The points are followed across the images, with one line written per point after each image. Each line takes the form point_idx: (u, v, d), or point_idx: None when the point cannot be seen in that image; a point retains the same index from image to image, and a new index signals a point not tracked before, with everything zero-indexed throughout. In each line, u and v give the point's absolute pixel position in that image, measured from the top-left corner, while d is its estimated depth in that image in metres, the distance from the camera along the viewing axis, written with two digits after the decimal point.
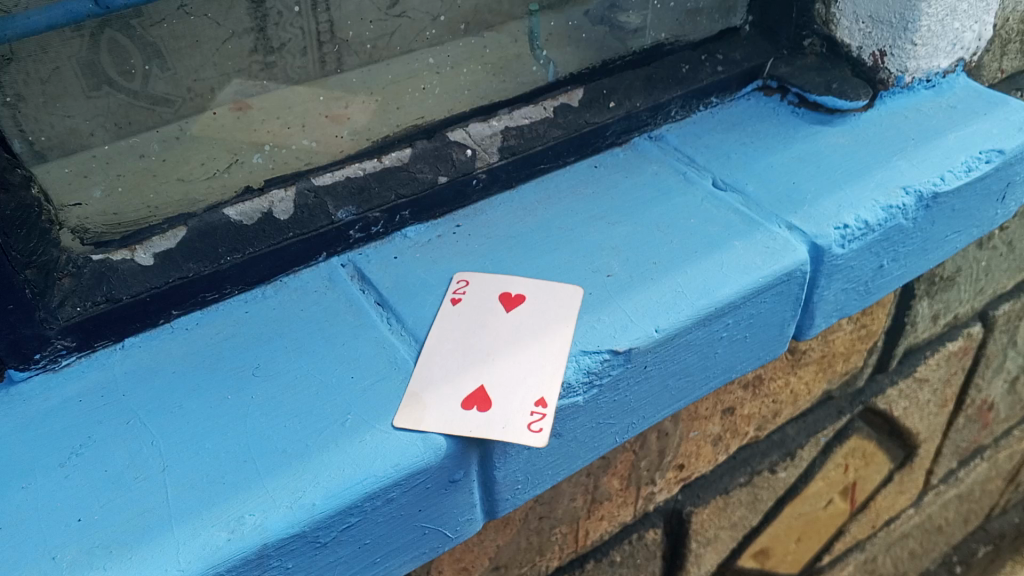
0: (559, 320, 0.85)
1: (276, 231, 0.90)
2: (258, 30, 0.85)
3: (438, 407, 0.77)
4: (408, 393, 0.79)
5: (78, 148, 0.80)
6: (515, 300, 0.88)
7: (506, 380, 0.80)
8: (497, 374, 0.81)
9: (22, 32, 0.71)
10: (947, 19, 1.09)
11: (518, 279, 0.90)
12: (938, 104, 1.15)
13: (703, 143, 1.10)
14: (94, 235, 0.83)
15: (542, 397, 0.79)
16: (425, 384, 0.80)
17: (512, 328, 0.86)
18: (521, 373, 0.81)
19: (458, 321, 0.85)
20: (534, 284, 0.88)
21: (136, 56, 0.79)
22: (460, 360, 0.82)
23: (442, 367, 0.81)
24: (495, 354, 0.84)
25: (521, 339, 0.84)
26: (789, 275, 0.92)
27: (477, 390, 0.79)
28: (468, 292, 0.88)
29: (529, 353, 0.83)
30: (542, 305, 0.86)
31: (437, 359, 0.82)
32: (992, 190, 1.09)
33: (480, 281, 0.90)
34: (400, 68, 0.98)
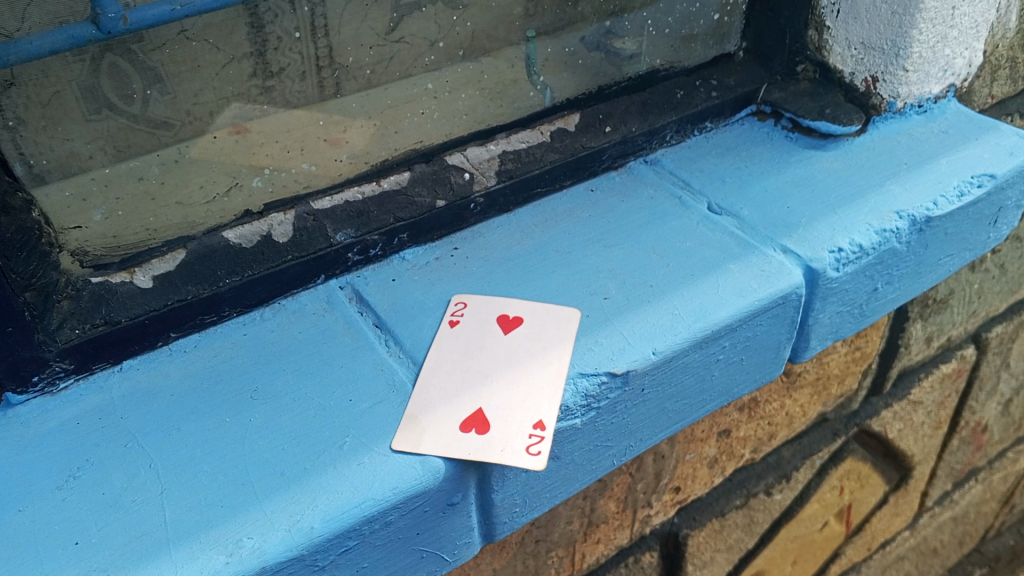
0: (557, 342, 0.85)
1: (275, 254, 0.90)
2: (257, 54, 0.85)
3: (436, 429, 0.77)
4: (406, 416, 0.79)
5: (78, 171, 0.80)
6: (512, 322, 0.88)
7: (505, 402, 0.81)
8: (497, 397, 0.81)
9: (25, 57, 0.72)
10: (938, 45, 1.11)
11: (515, 301, 0.91)
12: (929, 129, 1.16)
13: (698, 168, 1.11)
14: (93, 257, 0.83)
15: (540, 419, 0.79)
16: (424, 406, 0.80)
17: (511, 350, 0.86)
18: (521, 396, 0.81)
19: (456, 343, 0.86)
20: (532, 306, 0.89)
21: (136, 80, 0.79)
22: (459, 384, 0.83)
23: (439, 389, 0.82)
24: (493, 376, 0.84)
25: (519, 361, 0.85)
26: (784, 298, 0.93)
27: (474, 411, 0.80)
28: (466, 314, 0.89)
29: (527, 375, 0.83)
30: (540, 327, 0.87)
31: (435, 381, 0.83)
32: (984, 214, 1.10)
33: (478, 303, 0.90)
34: (398, 93, 0.97)
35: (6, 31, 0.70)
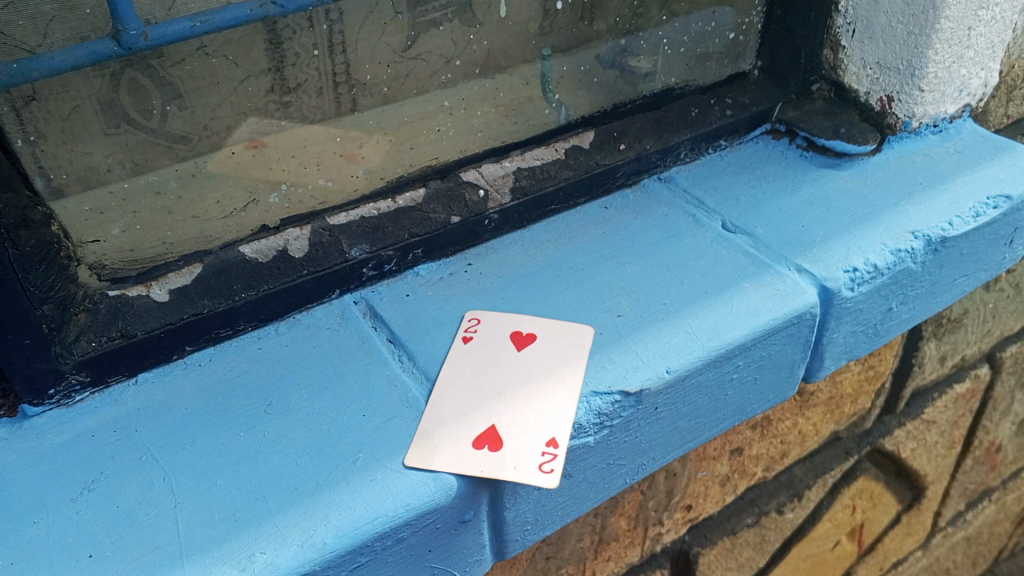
0: (571, 359, 0.85)
1: (290, 269, 0.91)
2: (275, 70, 0.86)
3: (448, 448, 0.77)
4: (419, 432, 0.79)
5: (97, 185, 0.81)
6: (526, 338, 0.88)
7: (518, 420, 0.81)
8: (511, 413, 0.82)
9: (46, 72, 0.72)
10: (954, 66, 1.11)
11: (528, 318, 0.91)
12: (945, 149, 1.16)
13: (712, 186, 1.11)
14: (110, 270, 0.84)
15: (553, 438, 0.79)
16: (436, 423, 0.80)
17: (525, 365, 0.86)
18: (536, 413, 0.81)
19: (469, 359, 0.86)
20: (545, 323, 0.89)
21: (155, 95, 0.80)
22: (473, 401, 0.83)
23: (452, 406, 0.82)
24: (507, 393, 0.84)
25: (531, 378, 0.85)
26: (799, 318, 0.93)
27: (487, 428, 0.80)
28: (480, 330, 0.89)
29: (539, 392, 0.83)
30: (553, 344, 0.87)
31: (448, 397, 0.83)
32: (1000, 235, 1.09)
33: (490, 319, 0.91)
34: (414, 109, 0.98)
35: (28, 47, 0.71)
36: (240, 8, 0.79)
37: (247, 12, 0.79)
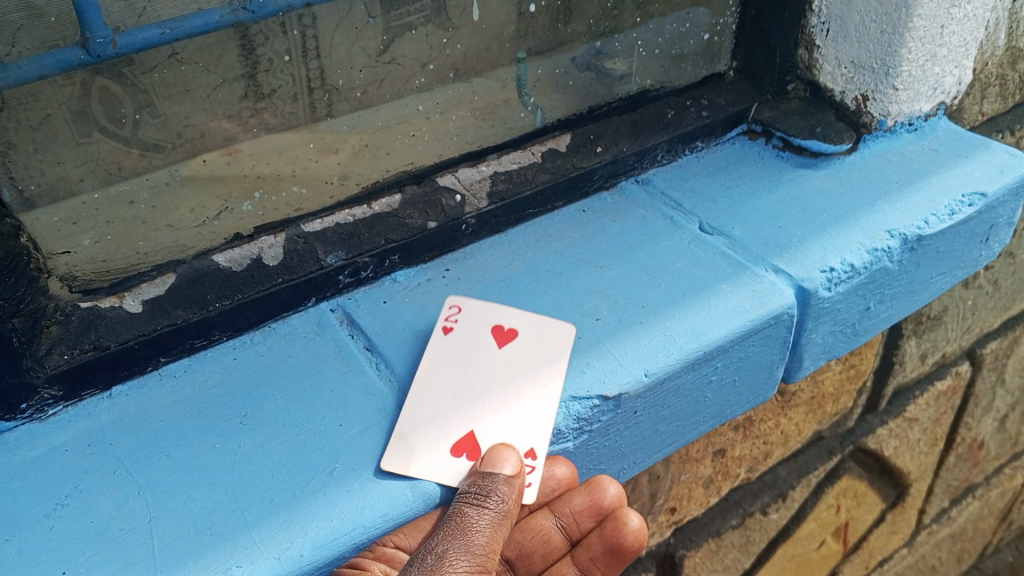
0: (552, 363, 0.84)
1: (264, 277, 0.90)
2: (249, 76, 0.85)
3: (427, 454, 0.78)
4: (396, 434, 0.79)
5: (68, 195, 0.80)
6: (508, 334, 0.87)
7: (498, 424, 0.81)
8: (489, 417, 0.82)
9: (15, 82, 0.72)
10: (928, 64, 1.12)
11: (512, 310, 0.88)
12: (920, 147, 1.16)
13: (689, 187, 1.11)
14: (82, 282, 0.83)
15: (531, 448, 0.79)
16: (413, 425, 0.80)
17: (506, 363, 0.85)
18: (516, 417, 0.81)
19: (449, 355, 0.85)
20: (529, 319, 0.87)
21: (127, 104, 0.79)
22: (453, 403, 0.83)
23: (431, 406, 0.81)
24: (485, 394, 0.84)
25: (511, 378, 0.84)
26: (777, 318, 0.93)
27: (466, 434, 0.81)
28: (461, 322, 0.87)
29: (520, 395, 0.83)
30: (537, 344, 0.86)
31: (427, 394, 0.82)
32: (976, 232, 1.10)
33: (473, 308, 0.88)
34: (389, 115, 0.97)
35: None
36: (211, 13, 0.78)
37: (217, 18, 0.79)
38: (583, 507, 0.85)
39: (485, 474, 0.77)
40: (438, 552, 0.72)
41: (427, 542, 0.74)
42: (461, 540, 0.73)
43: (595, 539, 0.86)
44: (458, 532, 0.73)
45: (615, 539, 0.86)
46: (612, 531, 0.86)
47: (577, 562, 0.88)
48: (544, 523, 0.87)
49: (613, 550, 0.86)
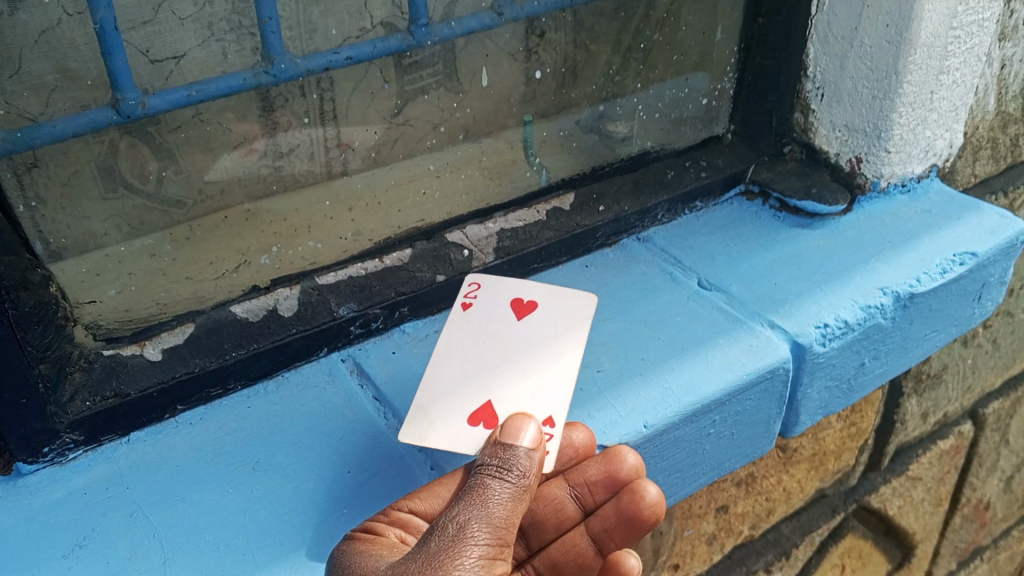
0: (568, 330, 0.91)
1: (280, 328, 0.93)
2: (269, 134, 0.94)
3: (442, 425, 0.82)
4: (416, 407, 0.84)
5: (93, 248, 0.87)
6: (526, 308, 0.93)
7: (516, 394, 0.84)
8: (507, 387, 0.85)
9: (47, 140, 0.78)
10: (919, 127, 1.17)
11: (529, 287, 0.95)
12: (912, 208, 1.20)
13: (689, 245, 1.14)
14: (105, 330, 0.87)
15: (549, 416, 0.81)
16: (432, 398, 0.85)
17: (523, 334, 0.90)
18: (532, 390, 0.84)
19: (468, 329, 0.91)
20: (545, 293, 0.93)
21: (152, 165, 0.88)
22: (471, 375, 0.87)
23: (451, 376, 0.87)
24: (504, 365, 0.87)
25: (530, 347, 0.89)
26: (772, 373, 0.96)
27: (483, 403, 0.83)
28: (479, 296, 0.94)
29: (538, 364, 0.87)
30: (552, 318, 0.92)
31: (448, 365, 0.88)
32: (967, 291, 1.13)
33: (490, 285, 0.96)
34: (401, 172, 1.04)
35: (30, 115, 0.78)
36: (233, 78, 0.85)
37: (240, 82, 0.85)
38: (599, 477, 0.82)
39: (503, 446, 0.72)
40: (458, 522, 0.67)
41: (444, 513, 0.68)
42: (481, 509, 0.68)
43: (609, 511, 0.82)
44: (478, 502, 0.68)
45: (629, 510, 0.80)
46: (626, 501, 0.80)
47: (592, 535, 0.84)
48: (558, 491, 0.85)
49: (627, 522, 0.81)
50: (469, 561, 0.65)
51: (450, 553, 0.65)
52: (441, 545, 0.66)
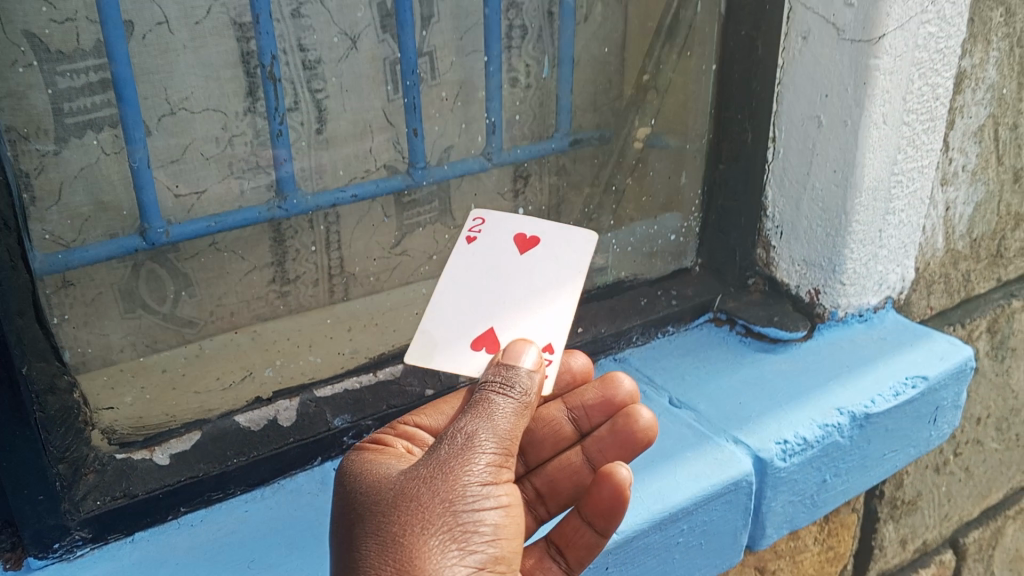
0: (569, 266, 0.94)
1: (278, 437, 1.01)
2: (277, 264, 1.14)
3: (448, 348, 0.89)
4: (422, 331, 0.91)
5: (111, 362, 1.05)
6: (528, 242, 0.96)
7: (517, 320, 0.89)
8: (509, 311, 0.90)
9: (84, 259, 0.99)
10: (870, 263, 1.28)
11: (533, 222, 0.98)
12: (869, 335, 1.30)
13: (661, 366, 1.24)
14: (119, 435, 0.96)
15: (549, 341, 0.87)
16: (436, 322, 0.91)
17: (525, 266, 0.94)
18: (534, 317, 0.89)
19: (471, 258, 0.95)
20: (549, 228, 0.96)
21: (171, 287, 1.07)
22: (476, 304, 0.91)
23: (454, 299, 0.92)
24: (505, 294, 0.91)
25: (532, 278, 0.92)
26: (736, 485, 1.03)
27: (487, 329, 0.88)
28: (483, 232, 0.98)
29: (538, 293, 0.91)
30: (555, 254, 0.95)
31: (452, 291, 0.92)
32: (921, 413, 1.21)
33: (495, 219, 0.99)
34: (398, 295, 1.23)
35: (65, 240, 1.03)
36: (251, 211, 1.08)
37: (257, 214, 1.08)
38: (596, 401, 0.94)
39: (506, 366, 0.78)
40: (467, 433, 0.73)
41: (454, 424, 0.74)
42: (487, 421, 0.74)
43: (605, 430, 0.91)
44: (485, 413, 0.74)
45: (624, 429, 0.90)
46: (622, 421, 0.90)
47: (586, 455, 0.93)
48: (557, 412, 0.95)
49: (623, 442, 0.90)
50: (476, 468, 0.71)
51: (459, 459, 0.71)
52: (451, 452, 0.72)
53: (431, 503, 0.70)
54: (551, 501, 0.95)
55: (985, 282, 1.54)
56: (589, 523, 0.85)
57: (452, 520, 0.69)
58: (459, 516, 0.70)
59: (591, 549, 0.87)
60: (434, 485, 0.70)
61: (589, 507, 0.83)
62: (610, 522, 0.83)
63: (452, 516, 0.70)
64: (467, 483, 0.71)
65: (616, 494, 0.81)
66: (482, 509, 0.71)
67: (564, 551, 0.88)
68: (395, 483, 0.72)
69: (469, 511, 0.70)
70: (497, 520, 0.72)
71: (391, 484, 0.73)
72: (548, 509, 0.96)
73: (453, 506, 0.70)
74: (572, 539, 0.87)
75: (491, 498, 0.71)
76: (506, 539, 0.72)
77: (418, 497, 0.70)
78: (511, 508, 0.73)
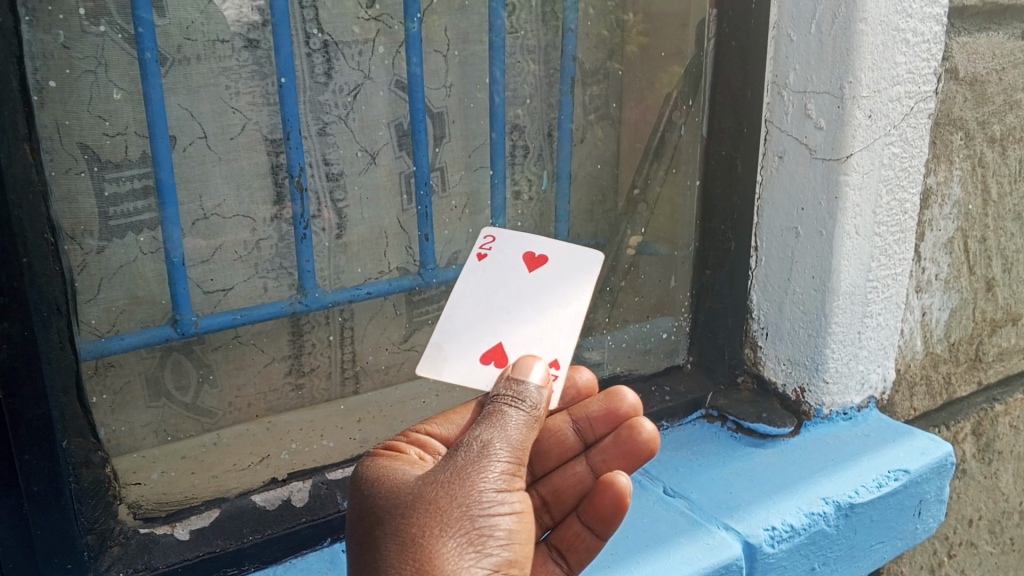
0: (576, 286, 0.95)
1: (291, 516, 1.06)
2: (294, 356, 1.25)
3: (455, 362, 0.91)
4: (432, 344, 0.93)
5: (132, 447, 1.13)
6: (537, 259, 0.96)
7: (525, 338, 0.91)
8: (518, 329, 0.91)
9: (122, 345, 1.07)
10: (852, 362, 1.36)
11: (542, 239, 0.97)
12: (854, 432, 1.36)
13: (656, 458, 1.30)
14: (144, 511, 1.02)
15: (555, 359, 0.90)
16: (447, 336, 0.93)
17: (534, 284, 0.94)
18: (542, 334, 0.92)
19: (481, 273, 0.95)
20: (558, 248, 0.96)
21: (194, 380, 1.18)
22: (485, 317, 0.93)
23: (464, 314, 0.93)
24: (513, 311, 0.92)
25: (541, 296, 0.93)
26: (727, 568, 1.07)
27: (494, 344, 0.91)
28: (493, 249, 0.97)
29: (546, 311, 0.93)
30: (563, 271, 0.95)
31: (461, 306, 0.94)
32: (905, 505, 1.26)
33: (505, 238, 0.97)
34: (406, 388, 1.34)
35: (99, 330, 1.12)
36: (274, 306, 1.15)
37: (280, 307, 1.16)
38: (600, 413, 0.98)
39: (516, 381, 0.83)
40: (482, 442, 0.77)
41: (469, 433, 0.79)
42: (500, 431, 0.78)
43: (609, 442, 0.96)
44: (498, 424, 0.79)
45: (628, 441, 0.95)
46: (625, 433, 0.95)
47: (590, 465, 0.98)
48: (564, 422, 1.00)
49: (626, 454, 0.95)
50: (492, 475, 0.76)
51: (476, 465, 0.76)
52: (468, 459, 0.76)
53: (450, 507, 0.74)
54: (555, 508, 1.00)
55: (966, 384, 1.61)
56: (589, 527, 0.93)
57: (470, 523, 0.73)
58: (477, 519, 0.73)
59: (591, 551, 0.95)
60: (453, 489, 0.74)
61: (591, 512, 0.91)
62: (609, 527, 0.91)
63: (470, 519, 0.73)
64: (484, 488, 0.75)
65: (617, 502, 0.88)
66: (496, 514, 0.75)
67: (566, 554, 0.96)
68: (413, 487, 0.76)
69: (486, 514, 0.74)
70: (510, 525, 0.76)
71: (408, 488, 0.76)
72: (553, 516, 1.01)
73: (470, 509, 0.74)
74: (574, 544, 0.95)
75: (504, 504, 0.75)
76: (517, 543, 0.76)
77: (437, 499, 0.74)
78: (522, 515, 0.77)
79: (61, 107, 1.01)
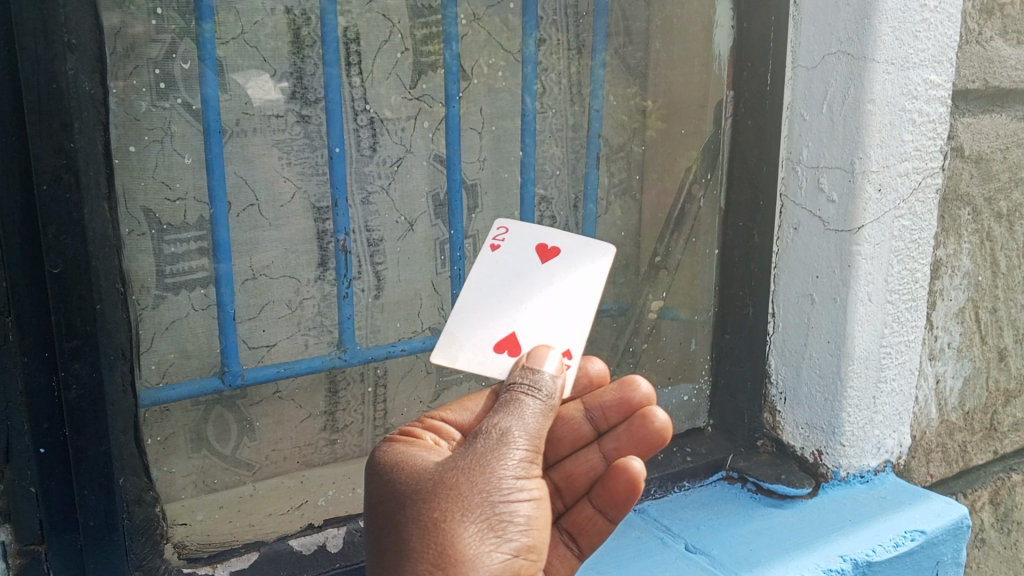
0: (588, 275, 1.00)
1: (326, 560, 1.17)
2: (329, 413, 1.30)
3: (469, 350, 0.96)
4: (446, 333, 0.98)
5: (172, 497, 1.17)
6: (550, 251, 1.01)
7: (538, 328, 0.96)
8: (531, 319, 0.96)
9: (173, 395, 1.16)
10: (868, 426, 1.40)
11: (555, 230, 1.03)
12: (871, 494, 1.40)
13: (678, 516, 1.33)
14: (189, 550, 1.12)
15: (568, 349, 0.94)
16: (462, 326, 0.97)
17: (546, 274, 0.99)
18: (554, 324, 0.96)
19: (495, 265, 1.02)
20: (570, 239, 1.01)
21: (235, 434, 1.24)
22: (499, 308, 0.98)
23: (478, 305, 0.98)
24: (525, 302, 0.98)
25: (552, 287, 0.98)
26: None
27: (508, 334, 0.95)
28: (506, 241, 1.04)
29: (557, 301, 0.98)
30: (574, 262, 1.00)
31: (476, 297, 0.99)
32: (921, 565, 1.31)
33: (517, 228, 1.05)
34: None
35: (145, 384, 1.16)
36: (314, 360, 1.25)
37: (319, 362, 1.26)
38: (613, 402, 1.03)
39: (531, 370, 0.87)
40: (501, 430, 0.81)
41: (487, 421, 0.83)
42: (517, 420, 0.83)
43: (622, 430, 1.01)
44: (515, 413, 0.83)
45: (641, 430, 1.00)
46: (638, 421, 1.00)
47: (603, 453, 1.03)
48: (577, 411, 1.05)
49: (638, 441, 1.00)
50: (511, 462, 0.80)
51: (495, 453, 0.80)
52: (488, 447, 0.80)
53: (471, 493, 0.78)
54: (568, 493, 1.05)
55: (983, 453, 1.64)
56: (601, 512, 1.00)
57: (490, 509, 0.78)
58: (497, 506, 0.78)
59: (602, 534, 1.02)
60: (473, 475, 0.79)
61: (604, 496, 0.98)
62: (620, 510, 0.98)
63: (491, 504, 0.78)
64: (503, 476, 0.79)
65: (630, 487, 0.94)
66: (516, 500, 0.79)
67: (577, 537, 1.03)
68: (434, 473, 0.80)
69: (505, 501, 0.78)
70: (529, 512, 0.80)
71: (429, 474, 0.80)
72: (566, 501, 1.06)
73: (490, 496, 0.78)
74: (586, 528, 1.02)
75: (523, 491, 0.80)
76: (534, 529, 0.81)
77: (458, 485, 0.78)
78: (540, 502, 0.82)
79: (128, 173, 1.09)
